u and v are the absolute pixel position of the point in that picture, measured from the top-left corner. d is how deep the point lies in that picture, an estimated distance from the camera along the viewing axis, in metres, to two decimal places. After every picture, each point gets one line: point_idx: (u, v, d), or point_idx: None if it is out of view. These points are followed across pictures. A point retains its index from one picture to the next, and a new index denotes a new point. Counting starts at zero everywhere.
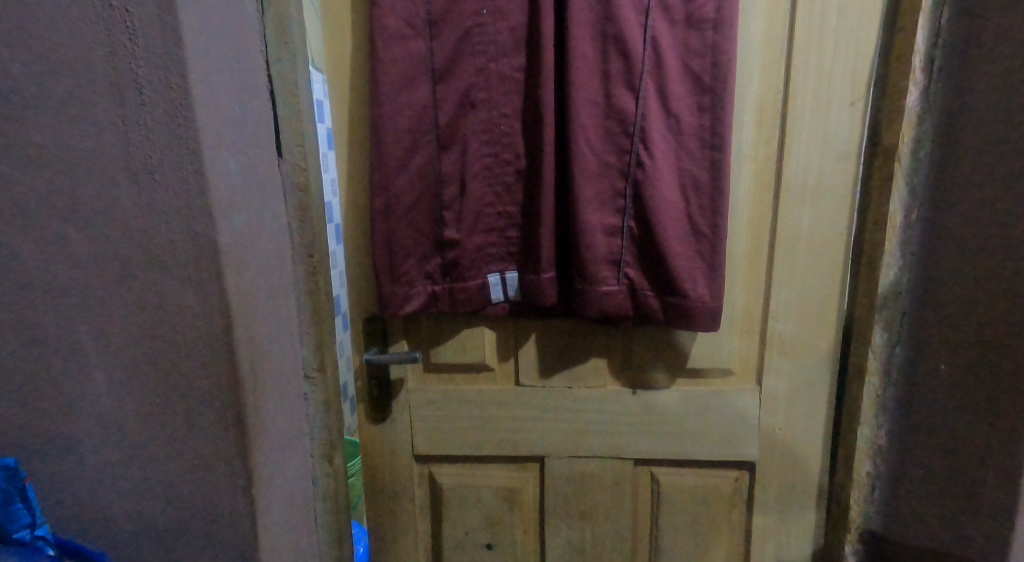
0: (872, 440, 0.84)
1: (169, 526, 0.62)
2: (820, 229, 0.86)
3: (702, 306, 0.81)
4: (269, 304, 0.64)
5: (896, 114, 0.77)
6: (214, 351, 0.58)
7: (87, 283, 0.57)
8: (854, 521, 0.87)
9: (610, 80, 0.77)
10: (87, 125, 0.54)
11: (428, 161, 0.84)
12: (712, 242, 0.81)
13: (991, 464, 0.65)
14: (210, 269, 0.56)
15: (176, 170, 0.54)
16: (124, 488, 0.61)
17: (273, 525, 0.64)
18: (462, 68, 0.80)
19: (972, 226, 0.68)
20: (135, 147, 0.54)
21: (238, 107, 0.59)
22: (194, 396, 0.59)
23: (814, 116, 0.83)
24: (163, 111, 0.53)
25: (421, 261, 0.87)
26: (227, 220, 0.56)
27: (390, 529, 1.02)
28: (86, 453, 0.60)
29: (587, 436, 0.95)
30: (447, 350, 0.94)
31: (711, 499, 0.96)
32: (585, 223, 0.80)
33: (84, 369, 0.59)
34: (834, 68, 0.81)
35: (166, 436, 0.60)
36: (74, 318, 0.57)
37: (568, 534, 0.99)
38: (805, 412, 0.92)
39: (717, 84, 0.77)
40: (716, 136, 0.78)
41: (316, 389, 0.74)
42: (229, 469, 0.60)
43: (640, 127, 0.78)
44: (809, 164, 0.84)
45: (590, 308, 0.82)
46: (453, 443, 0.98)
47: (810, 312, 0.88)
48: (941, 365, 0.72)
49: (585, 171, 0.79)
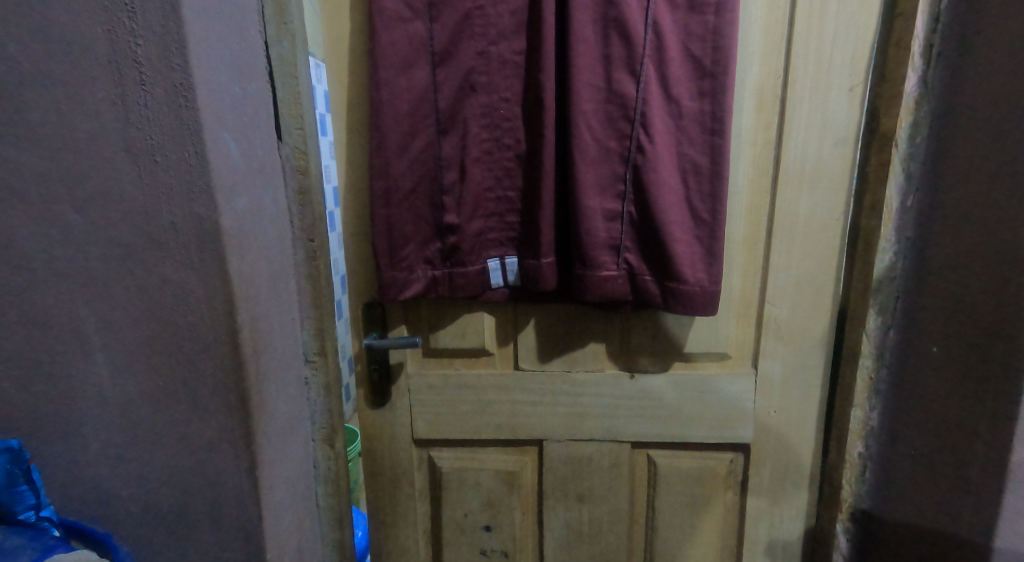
0: (864, 422, 0.87)
1: (173, 508, 0.63)
2: (818, 215, 0.86)
3: (702, 290, 0.82)
4: (271, 289, 0.64)
5: (895, 99, 0.77)
6: (217, 335, 0.58)
7: (87, 267, 0.57)
8: (845, 501, 0.90)
9: (610, 64, 0.77)
10: (86, 107, 0.53)
11: (428, 146, 0.83)
12: (711, 227, 0.81)
13: (981, 447, 0.67)
14: (213, 252, 0.55)
15: (177, 152, 0.54)
16: (128, 471, 0.62)
17: (277, 507, 0.65)
18: (461, 51, 0.80)
19: (968, 213, 0.70)
20: (134, 128, 0.54)
21: (238, 89, 0.58)
22: (196, 380, 0.59)
23: (812, 101, 0.82)
24: (163, 92, 0.52)
25: (421, 246, 0.87)
26: (229, 202, 0.56)
27: (390, 513, 1.03)
28: (89, 434, 0.61)
29: (586, 419, 0.96)
30: (447, 335, 0.95)
31: (706, 481, 0.97)
32: (585, 208, 0.81)
33: (87, 352, 0.59)
34: (834, 51, 0.80)
35: (170, 419, 0.60)
36: (76, 302, 0.58)
37: (566, 516, 1.01)
38: (800, 396, 0.93)
39: (718, 68, 0.77)
40: (717, 121, 0.79)
41: (316, 375, 0.75)
42: (234, 451, 0.61)
43: (640, 112, 0.78)
44: (807, 149, 0.84)
45: (591, 293, 0.83)
46: (453, 428, 0.99)
47: (806, 297, 0.89)
48: (933, 346, 0.75)
49: (585, 156, 0.79)
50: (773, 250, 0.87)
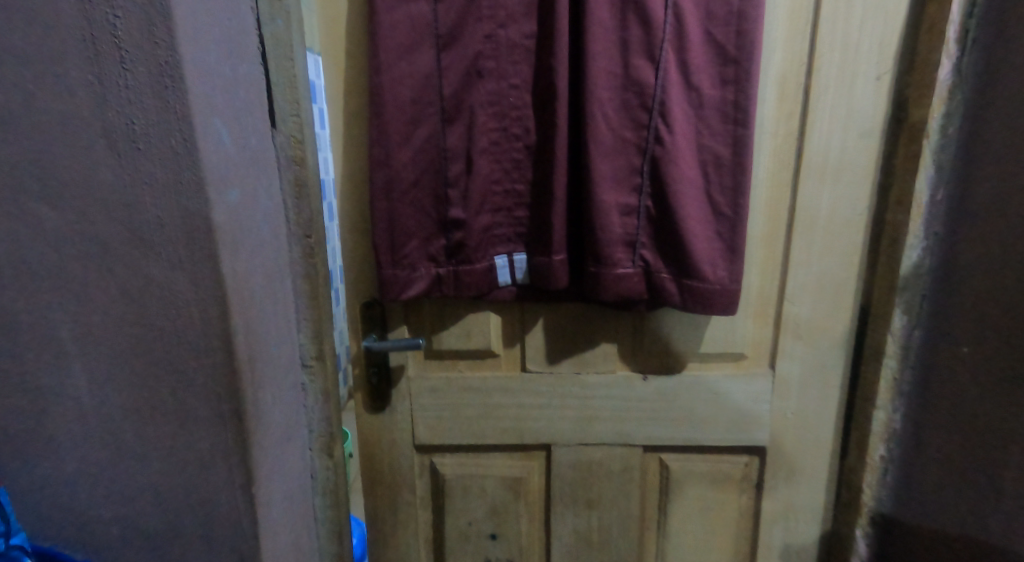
0: (886, 424, 0.84)
1: (160, 530, 0.57)
2: (840, 212, 0.81)
3: (722, 289, 0.78)
4: (266, 291, 0.58)
5: (928, 88, 0.74)
6: (208, 341, 0.52)
7: (63, 268, 0.51)
8: (865, 505, 0.87)
9: (628, 49, 0.73)
10: (59, 87, 0.48)
11: (432, 135, 0.78)
12: (733, 223, 0.77)
13: (1015, 448, 0.65)
14: (204, 250, 0.50)
15: (163, 138, 0.48)
16: (109, 490, 0.56)
17: (274, 524, 0.60)
18: (468, 34, 0.75)
19: (1001, 208, 0.67)
20: (114, 112, 0.48)
21: (229, 71, 0.52)
22: (186, 390, 0.54)
23: (837, 91, 0.77)
24: (146, 70, 0.47)
25: (424, 243, 0.82)
26: (221, 195, 0.51)
27: (389, 522, 0.98)
28: (67, 450, 0.56)
29: (596, 422, 0.92)
30: (450, 336, 0.90)
31: (719, 485, 0.94)
32: (600, 202, 0.76)
33: (63, 360, 0.53)
34: (861, 38, 0.76)
35: (157, 434, 0.55)
36: (51, 305, 0.52)
37: (574, 523, 0.96)
38: (818, 397, 0.89)
39: (742, 54, 0.73)
40: (740, 110, 0.74)
41: (314, 380, 0.69)
42: (228, 467, 0.55)
43: (659, 100, 0.73)
44: (831, 142, 0.79)
45: (605, 292, 0.78)
46: (456, 433, 0.94)
47: (827, 295, 0.84)
48: (963, 346, 0.72)
49: (600, 147, 0.75)
50: (794, 246, 0.83)
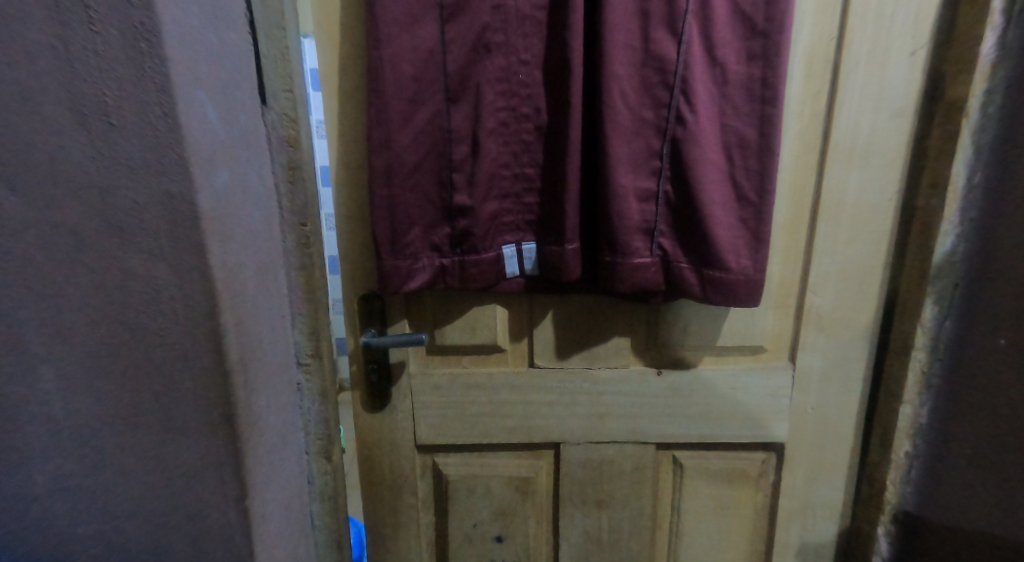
0: (914, 419, 0.80)
1: (145, 549, 0.52)
2: (868, 197, 0.77)
3: (745, 279, 0.73)
4: (258, 285, 0.53)
5: (967, 64, 0.70)
6: (195, 341, 0.47)
7: (27, 261, 0.45)
8: (887, 503, 0.83)
9: (648, 21, 0.67)
10: (16, 52, 0.41)
11: (435, 115, 0.72)
12: (757, 209, 0.73)
13: None
14: (189, 239, 0.44)
15: (139, 112, 0.42)
16: (87, 507, 0.51)
17: (269, 538, 0.55)
18: (475, 3, 0.69)
19: None
20: (80, 80, 0.42)
21: (215, 37, 0.46)
22: (171, 396, 0.48)
23: (868, 68, 0.73)
24: (119, 34, 0.41)
25: (427, 231, 0.76)
26: (208, 178, 0.45)
27: (389, 525, 0.93)
28: (37, 463, 0.50)
29: (608, 420, 0.88)
30: (454, 331, 0.85)
31: (736, 483, 0.90)
32: (617, 187, 0.71)
33: (29, 364, 0.47)
34: (896, 11, 0.71)
35: (139, 445, 0.49)
36: (13, 303, 0.46)
37: (584, 523, 0.92)
38: (839, 391, 0.85)
39: (771, 26, 0.68)
40: (767, 88, 0.69)
41: (310, 380, 0.64)
42: (219, 479, 0.50)
43: (681, 77, 0.68)
44: (860, 123, 0.75)
45: (621, 283, 0.73)
46: (460, 432, 0.89)
47: (851, 284, 0.80)
48: (1001, 339, 0.70)
49: (618, 127, 0.69)
50: (817, 234, 0.78)
